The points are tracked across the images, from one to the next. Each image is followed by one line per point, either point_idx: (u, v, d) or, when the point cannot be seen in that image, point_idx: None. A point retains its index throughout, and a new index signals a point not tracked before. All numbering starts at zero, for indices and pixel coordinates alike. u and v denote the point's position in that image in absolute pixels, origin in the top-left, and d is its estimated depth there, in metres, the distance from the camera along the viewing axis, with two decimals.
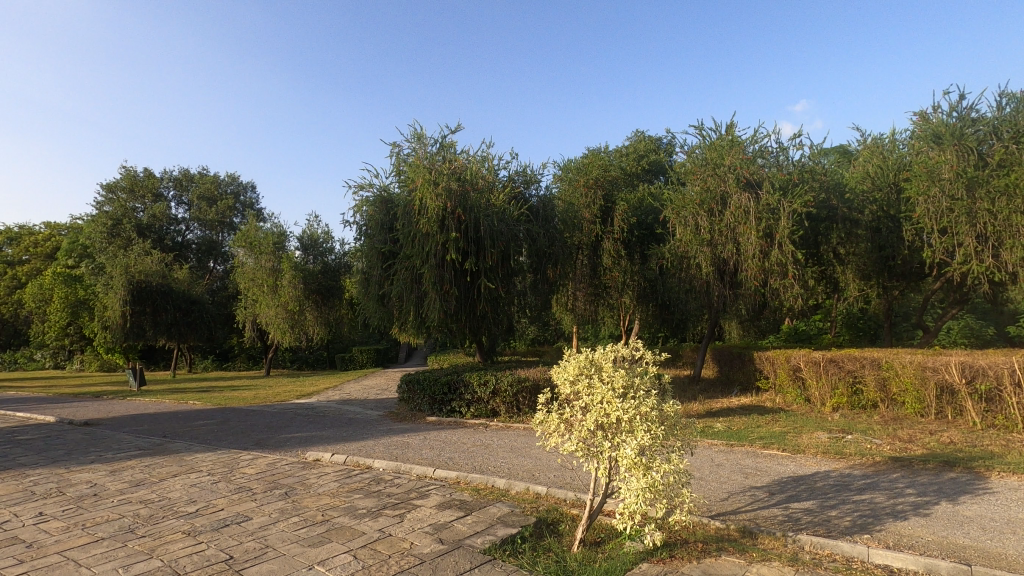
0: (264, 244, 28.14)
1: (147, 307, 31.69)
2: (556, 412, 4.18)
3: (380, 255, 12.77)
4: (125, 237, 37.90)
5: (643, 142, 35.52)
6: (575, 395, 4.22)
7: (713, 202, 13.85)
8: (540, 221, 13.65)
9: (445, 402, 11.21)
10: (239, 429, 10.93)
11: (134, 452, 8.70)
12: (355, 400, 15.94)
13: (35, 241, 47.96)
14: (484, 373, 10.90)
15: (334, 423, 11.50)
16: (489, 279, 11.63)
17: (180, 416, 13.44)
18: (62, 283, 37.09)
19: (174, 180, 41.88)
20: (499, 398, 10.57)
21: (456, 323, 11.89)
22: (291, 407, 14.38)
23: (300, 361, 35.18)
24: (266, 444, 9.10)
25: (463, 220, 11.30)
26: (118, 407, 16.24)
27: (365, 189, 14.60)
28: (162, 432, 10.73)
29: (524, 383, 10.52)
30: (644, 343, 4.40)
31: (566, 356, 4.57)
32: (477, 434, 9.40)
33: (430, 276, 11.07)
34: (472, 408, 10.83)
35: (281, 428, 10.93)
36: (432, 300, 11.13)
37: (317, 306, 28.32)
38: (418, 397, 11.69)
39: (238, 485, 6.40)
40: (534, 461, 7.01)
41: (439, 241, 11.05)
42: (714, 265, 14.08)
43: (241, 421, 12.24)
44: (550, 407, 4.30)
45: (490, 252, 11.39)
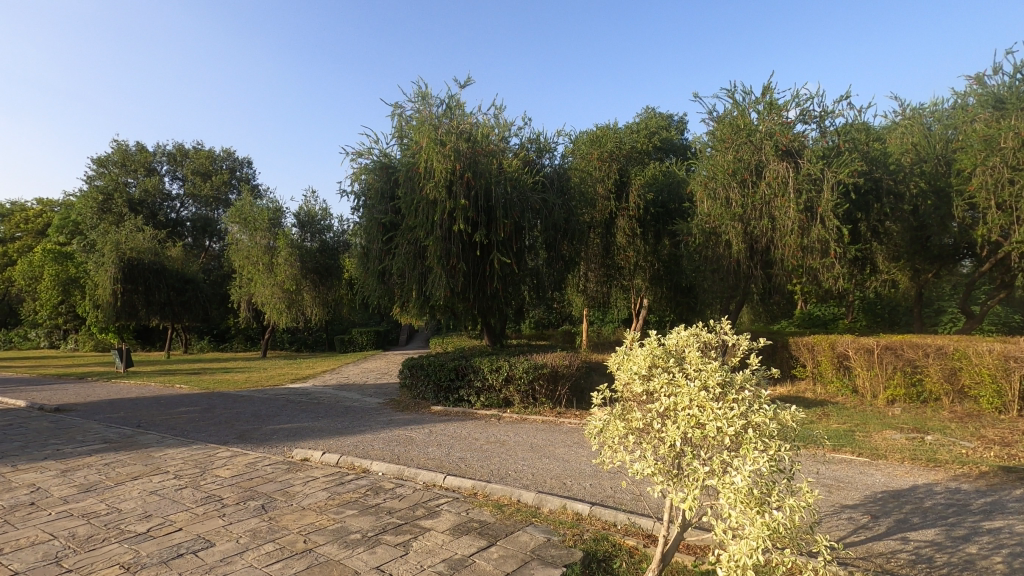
0: (259, 220, 26.88)
1: (139, 286, 30.58)
2: (622, 418, 3.05)
3: (380, 227, 11.56)
4: (117, 214, 36.64)
5: (654, 119, 34.13)
6: (648, 396, 3.08)
7: (747, 172, 12.58)
8: (556, 193, 12.39)
9: (451, 391, 10.10)
10: (223, 418, 9.84)
11: (97, 447, 7.60)
12: (352, 385, 14.87)
13: (26, 217, 46.82)
14: (496, 358, 9.77)
15: (328, 411, 10.41)
16: (502, 253, 10.39)
17: (162, 402, 12.37)
18: (53, 261, 35.96)
19: (167, 154, 40.49)
20: (513, 386, 9.44)
21: (464, 303, 10.69)
22: (283, 393, 13.30)
23: (298, 343, 34.15)
24: (249, 437, 8.00)
25: (473, 186, 10.02)
26: (99, 391, 15.17)
27: (365, 156, 13.34)
28: (136, 421, 9.65)
29: (541, 369, 9.35)
30: (737, 328, 3.26)
31: (629, 343, 3.45)
32: (489, 428, 8.29)
33: (435, 249, 9.83)
34: (482, 397, 9.72)
35: (269, 417, 9.82)
36: (438, 276, 9.90)
37: (314, 285, 27.16)
38: (422, 384, 10.59)
39: (207, 493, 5.28)
40: (562, 466, 5.89)
41: (446, 209, 9.78)
42: (746, 242, 12.87)
43: (227, 408, 11.16)
44: (612, 411, 3.17)
45: (503, 223, 10.15)
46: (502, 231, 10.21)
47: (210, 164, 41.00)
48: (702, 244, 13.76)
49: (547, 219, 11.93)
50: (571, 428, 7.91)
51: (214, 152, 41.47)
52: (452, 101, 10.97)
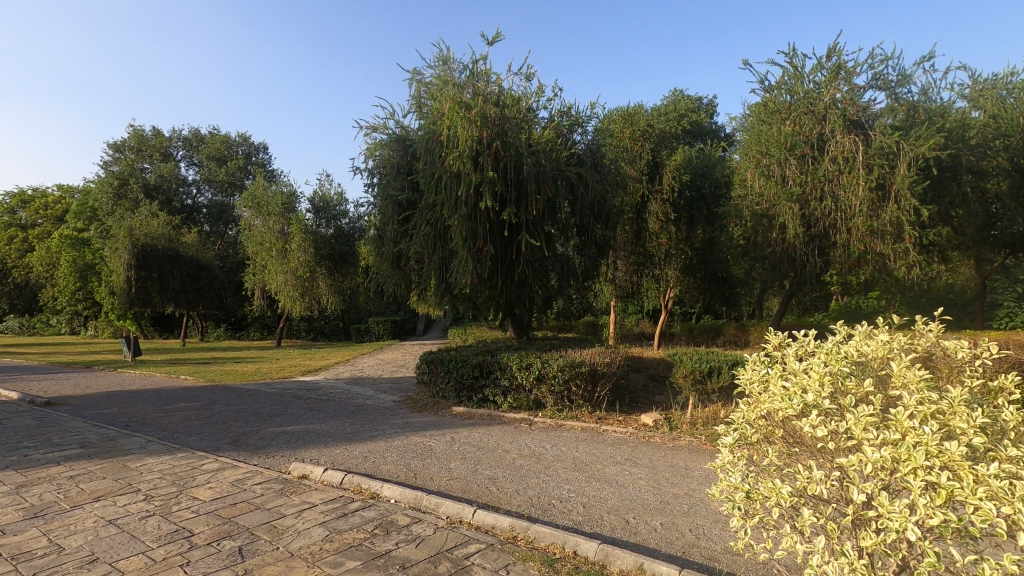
0: (273, 204, 25.97)
1: (153, 272, 30.04)
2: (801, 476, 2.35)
3: (395, 207, 10.41)
4: (132, 199, 36.18)
5: (684, 101, 32.42)
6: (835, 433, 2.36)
7: (808, 146, 11.17)
8: (592, 169, 11.02)
9: (475, 390, 8.97)
10: (221, 417, 8.85)
11: (71, 452, 6.63)
12: (367, 379, 13.88)
13: (45, 204, 46.97)
14: (526, 354, 8.61)
15: (338, 410, 9.36)
16: (533, 235, 9.15)
17: (162, 397, 11.47)
18: (70, 247, 35.69)
19: (182, 139, 39.92)
20: (545, 386, 8.25)
21: (490, 290, 9.53)
22: (292, 387, 12.33)
23: (314, 331, 33.44)
24: (244, 443, 6.96)
25: (502, 157, 8.79)
26: (101, 381, 14.40)
27: (379, 130, 12.17)
28: (126, 419, 8.72)
29: (579, 367, 8.16)
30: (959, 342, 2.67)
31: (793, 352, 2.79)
32: (520, 436, 7.13)
33: (459, 228, 8.65)
34: (509, 398, 8.58)
35: (272, 417, 8.81)
36: (461, 260, 8.73)
37: (329, 272, 26.34)
38: (442, 382, 9.47)
39: (175, 527, 4.18)
40: (620, 496, 4.69)
41: (471, 184, 8.58)
42: (803, 225, 11.52)
43: (229, 405, 10.20)
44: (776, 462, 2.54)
45: (535, 200, 8.90)
46: (536, 210, 8.96)
47: (225, 150, 40.32)
48: (755, 228, 12.43)
49: (580, 199, 10.61)
50: (617, 440, 6.71)
51: (229, 137, 40.77)
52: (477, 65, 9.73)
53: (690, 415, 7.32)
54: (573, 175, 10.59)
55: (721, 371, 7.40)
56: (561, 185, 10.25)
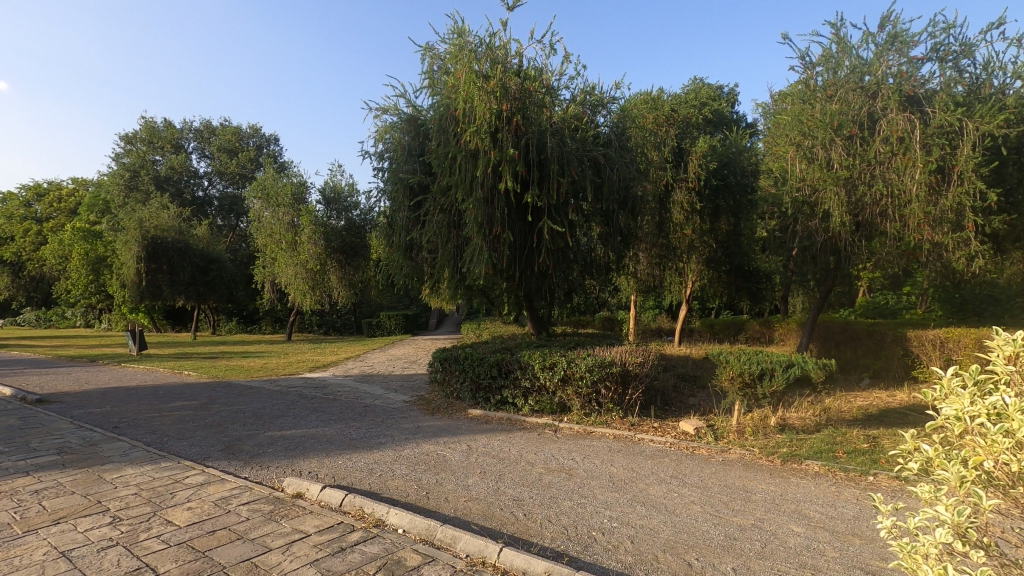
0: (283, 195, 25.36)
1: (163, 265, 29.67)
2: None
3: (407, 192, 9.62)
4: (143, 191, 35.90)
5: (706, 88, 31.30)
6: None
7: (856, 125, 10.22)
8: (618, 152, 10.08)
9: (492, 391, 8.20)
10: (219, 418, 8.17)
11: (45, 459, 5.97)
12: (377, 376, 13.18)
13: (59, 197, 47.09)
14: (550, 353, 7.83)
15: (344, 412, 8.64)
16: (556, 221, 8.26)
17: (161, 394, 10.85)
18: (82, 240, 35.52)
19: (194, 131, 39.54)
20: (572, 388, 7.46)
21: (508, 283, 8.65)
22: (297, 384, 11.65)
23: (326, 326, 32.94)
24: (237, 450, 6.25)
25: (522, 134, 7.95)
26: (101, 377, 13.85)
27: (389, 112, 11.37)
28: (116, 420, 8.06)
29: (609, 368, 7.35)
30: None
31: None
32: (545, 445, 6.34)
33: (474, 212, 7.81)
34: (531, 400, 7.80)
35: (272, 419, 8.10)
36: (477, 248, 7.90)
37: (340, 265, 25.74)
38: (457, 381, 8.71)
39: (137, 564, 3.45)
40: (673, 529, 3.88)
41: (489, 163, 7.74)
42: (849, 212, 10.56)
43: (229, 404, 9.54)
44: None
45: (559, 181, 8.01)
46: (560, 192, 8.05)
47: (236, 141, 39.87)
48: (796, 217, 11.50)
49: (604, 183, 9.68)
50: (656, 452, 5.89)
51: (240, 129, 40.30)
52: (495, 36, 8.89)
53: (736, 423, 6.57)
54: (597, 156, 9.68)
55: (775, 374, 6.33)
56: (583, 168, 9.33)
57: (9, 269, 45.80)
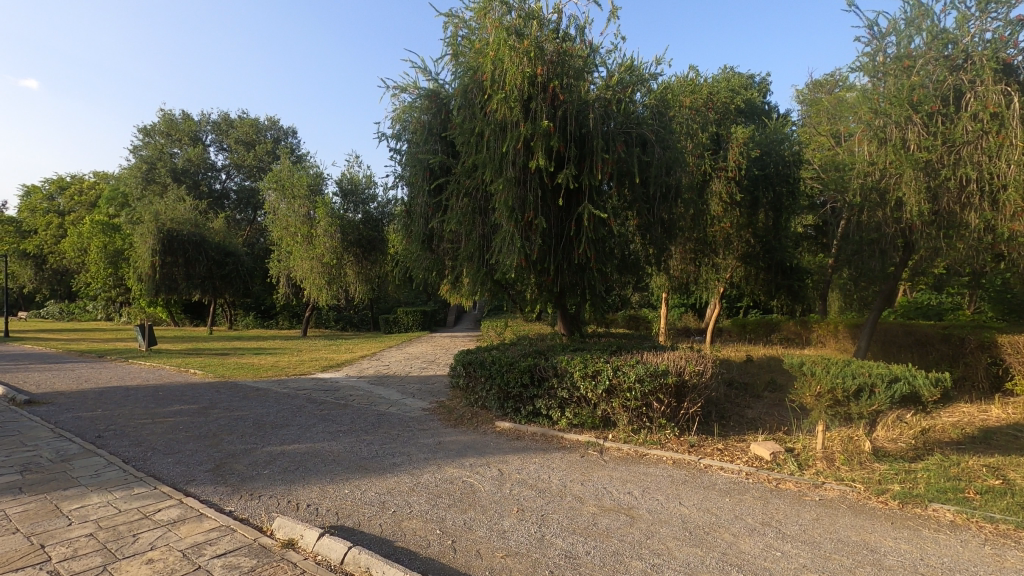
0: (298, 186, 24.56)
1: (179, 258, 29.20)
2: None
3: (428, 175, 8.62)
4: (160, 184, 35.55)
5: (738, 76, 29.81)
6: None
7: (939, 101, 8.95)
8: (665, 130, 8.84)
9: (523, 402, 7.16)
10: (215, 427, 7.25)
11: (3, 479, 5.07)
12: (392, 377, 12.21)
13: (80, 189, 47.34)
14: (591, 360, 6.78)
15: (356, 421, 7.67)
16: (598, 205, 7.07)
17: (160, 395, 10.00)
18: (100, 232, 35.31)
19: (212, 124, 39.10)
20: (618, 401, 6.41)
21: (541, 278, 7.48)
22: (307, 386, 10.72)
23: (344, 321, 32.28)
24: (227, 472, 5.30)
25: (560, 103, 6.82)
26: (104, 374, 13.12)
27: (409, 90, 10.37)
28: (101, 428, 7.17)
29: (663, 377, 6.27)
30: None
31: None
32: (592, 471, 5.27)
33: (502, 194, 6.73)
34: (569, 413, 6.76)
35: (274, 429, 7.14)
36: (504, 236, 6.81)
37: (357, 259, 24.93)
38: (482, 389, 7.69)
39: None
40: None
41: (521, 137, 6.65)
42: (928, 200, 9.28)
43: (230, 409, 8.64)
44: None
45: (604, 159, 6.83)
46: (604, 171, 6.86)
47: (254, 134, 39.38)
48: (865, 205, 10.24)
49: (651, 164, 8.43)
50: (732, 485, 4.78)
51: (258, 121, 39.76)
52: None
53: (822, 448, 5.47)
54: (643, 134, 8.43)
55: (875, 390, 5.15)
56: (628, 146, 8.10)
57: (33, 262, 46.05)
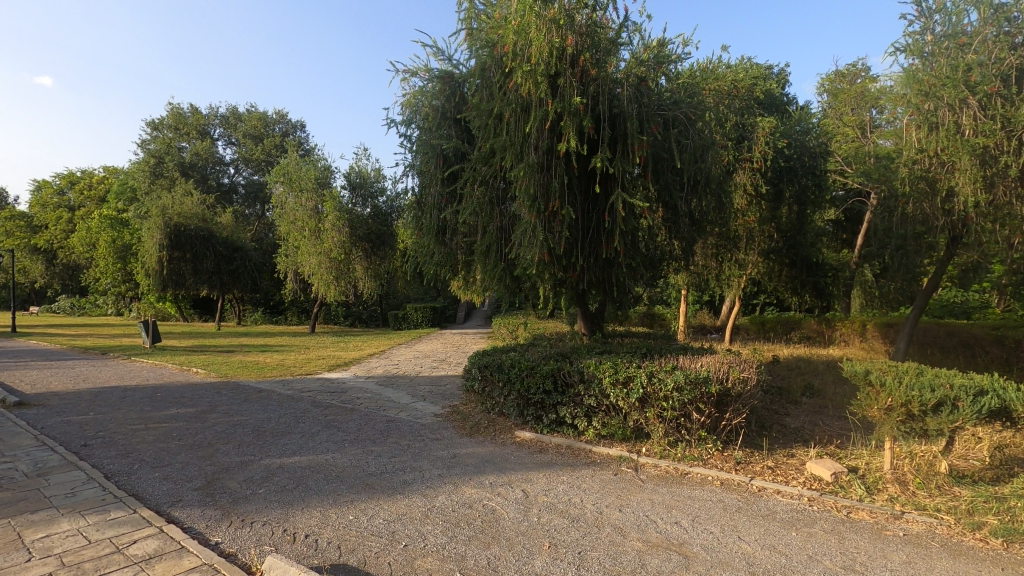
0: (306, 179, 24.02)
1: (186, 253, 28.85)
2: None
3: (441, 163, 7.98)
4: (168, 178, 35.22)
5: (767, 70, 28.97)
6: None
7: (999, 82, 8.18)
8: (696, 110, 7.97)
9: (545, 409, 6.55)
10: (211, 435, 6.69)
11: None
12: (402, 377, 11.63)
13: (89, 184, 47.33)
14: (622, 365, 6.14)
15: (363, 428, 7.07)
16: (631, 194, 6.39)
17: (157, 396, 9.47)
18: (109, 227, 35.07)
19: (220, 117, 38.71)
20: (653, 411, 5.77)
21: (566, 274, 6.81)
22: (312, 387, 10.18)
23: (352, 317, 31.84)
24: (218, 492, 4.72)
25: (591, 80, 6.16)
26: (104, 373, 12.64)
27: (420, 73, 9.73)
28: (88, 436, 6.63)
29: (704, 386, 5.61)
30: None
31: None
32: (630, 493, 4.64)
33: (525, 180, 6.12)
34: (597, 422, 6.14)
35: (274, 438, 6.56)
36: (527, 227, 6.18)
37: (366, 255, 24.42)
38: (500, 395, 7.09)
39: None
40: None
41: (548, 116, 6.00)
42: (985, 191, 8.53)
43: (230, 413, 8.09)
44: None
45: (639, 141, 6.15)
46: (639, 155, 6.16)
47: (262, 127, 38.97)
48: (914, 195, 9.42)
49: (687, 149, 7.68)
50: (795, 515, 4.14)
51: (267, 115, 39.32)
52: None
53: (890, 469, 4.80)
54: (681, 117, 7.71)
55: (959, 405, 4.45)
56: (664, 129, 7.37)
57: (44, 256, 46.04)
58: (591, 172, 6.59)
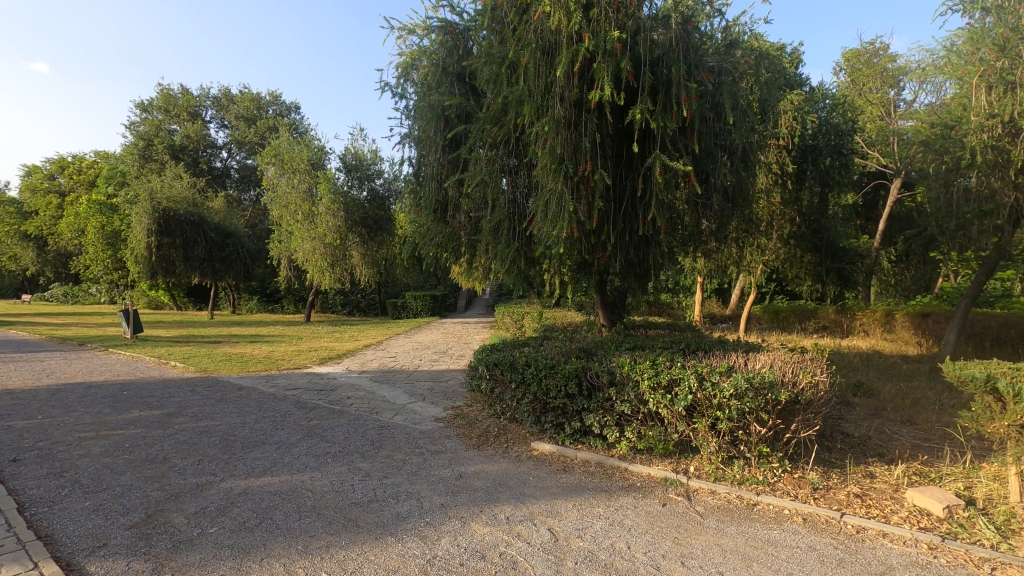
0: (298, 160, 22.76)
1: (176, 239, 27.71)
2: None
3: (442, 126, 6.82)
4: (158, 161, 33.98)
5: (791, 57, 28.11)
6: None
7: None
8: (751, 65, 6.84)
9: (567, 416, 5.49)
10: (167, 448, 5.59)
11: None
12: (399, 372, 10.55)
13: (79, 168, 46.15)
14: (663, 365, 5.06)
15: (351, 437, 5.99)
16: (672, 156, 5.29)
17: (122, 395, 8.37)
18: (98, 212, 33.86)
19: (211, 99, 37.40)
20: (703, 422, 4.71)
21: (594, 256, 5.71)
22: (298, 384, 9.10)
23: (350, 306, 30.77)
24: (155, 534, 3.65)
25: (630, 15, 5.04)
26: (73, 366, 11.54)
27: (417, 28, 8.55)
28: (20, 448, 5.54)
29: (769, 393, 4.49)
30: None
31: None
32: (690, 535, 3.59)
33: (548, 138, 5.05)
34: (633, 434, 5.07)
35: (244, 450, 5.48)
36: (550, 195, 5.12)
37: (362, 241, 23.33)
38: (512, 398, 6.03)
39: None
40: None
41: (578, 58, 4.90)
42: None
43: (200, 417, 7.00)
44: None
45: (687, 91, 5.00)
46: (686, 108, 5.04)
47: (255, 109, 37.67)
48: (987, 165, 8.32)
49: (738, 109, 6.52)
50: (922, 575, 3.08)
51: (260, 96, 38.03)
52: None
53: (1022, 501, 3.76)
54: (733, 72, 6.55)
55: None
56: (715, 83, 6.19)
57: (34, 244, 44.79)
58: (625, 131, 5.50)
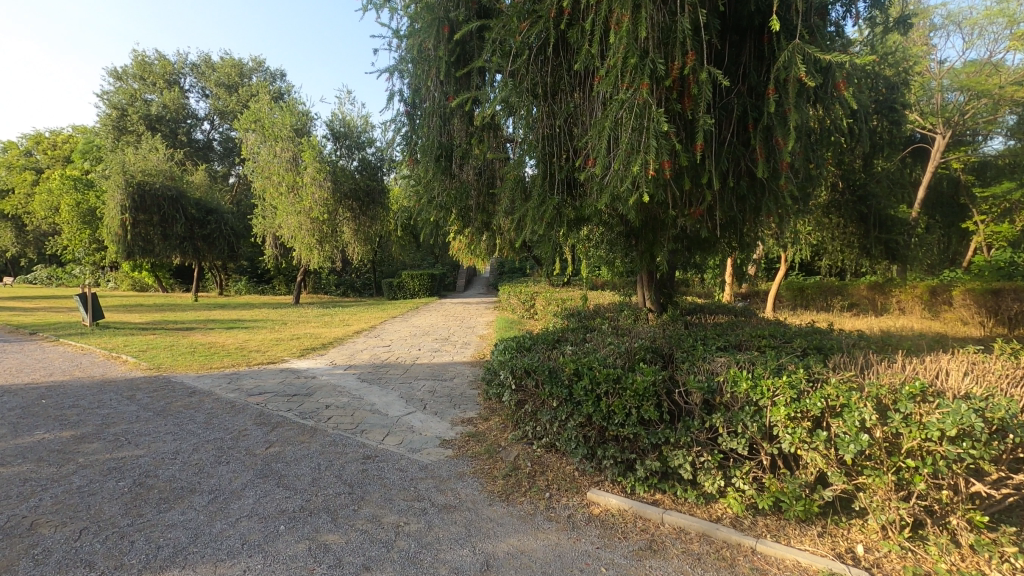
0: (281, 126, 20.54)
1: (153, 216, 25.50)
2: None
3: (447, 34, 4.85)
4: (134, 133, 31.64)
5: None
6: None
7: None
8: None
9: (640, 451, 3.70)
10: (41, 506, 3.71)
11: None
12: (393, 366, 8.76)
13: (54, 144, 43.84)
14: (803, 378, 3.22)
15: (320, 478, 4.14)
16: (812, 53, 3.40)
17: (35, 406, 6.48)
18: (71, 189, 31.59)
19: (190, 66, 34.94)
20: (884, 476, 2.89)
21: (677, 211, 3.84)
22: (265, 387, 7.24)
23: (344, 286, 28.92)
24: None
25: None
26: (4, 362, 9.63)
27: None
28: None
29: (1009, 434, 2.66)
30: None
31: None
32: None
33: (623, 13, 3.15)
34: (753, 488, 3.28)
35: (157, 510, 3.64)
36: (623, 110, 3.20)
37: (354, 216, 21.51)
38: (551, 421, 4.20)
39: None
40: None
41: None
42: None
43: (122, 441, 5.15)
44: None
45: None
46: None
47: (237, 77, 35.26)
48: None
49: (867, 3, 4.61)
50: None
51: (242, 63, 35.60)
52: None
53: None
54: None
55: None
56: None
57: (12, 224, 42.45)
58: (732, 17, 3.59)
